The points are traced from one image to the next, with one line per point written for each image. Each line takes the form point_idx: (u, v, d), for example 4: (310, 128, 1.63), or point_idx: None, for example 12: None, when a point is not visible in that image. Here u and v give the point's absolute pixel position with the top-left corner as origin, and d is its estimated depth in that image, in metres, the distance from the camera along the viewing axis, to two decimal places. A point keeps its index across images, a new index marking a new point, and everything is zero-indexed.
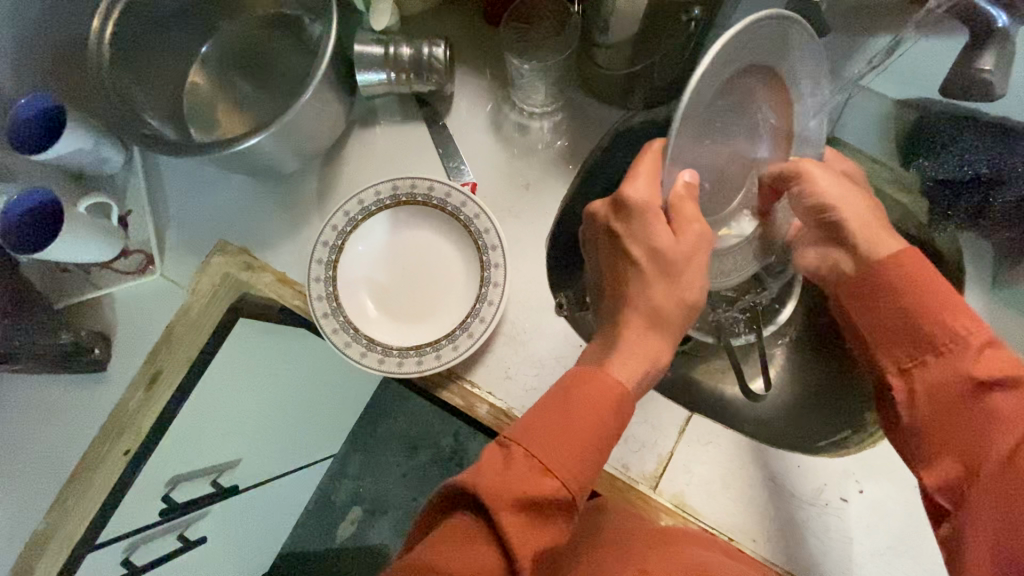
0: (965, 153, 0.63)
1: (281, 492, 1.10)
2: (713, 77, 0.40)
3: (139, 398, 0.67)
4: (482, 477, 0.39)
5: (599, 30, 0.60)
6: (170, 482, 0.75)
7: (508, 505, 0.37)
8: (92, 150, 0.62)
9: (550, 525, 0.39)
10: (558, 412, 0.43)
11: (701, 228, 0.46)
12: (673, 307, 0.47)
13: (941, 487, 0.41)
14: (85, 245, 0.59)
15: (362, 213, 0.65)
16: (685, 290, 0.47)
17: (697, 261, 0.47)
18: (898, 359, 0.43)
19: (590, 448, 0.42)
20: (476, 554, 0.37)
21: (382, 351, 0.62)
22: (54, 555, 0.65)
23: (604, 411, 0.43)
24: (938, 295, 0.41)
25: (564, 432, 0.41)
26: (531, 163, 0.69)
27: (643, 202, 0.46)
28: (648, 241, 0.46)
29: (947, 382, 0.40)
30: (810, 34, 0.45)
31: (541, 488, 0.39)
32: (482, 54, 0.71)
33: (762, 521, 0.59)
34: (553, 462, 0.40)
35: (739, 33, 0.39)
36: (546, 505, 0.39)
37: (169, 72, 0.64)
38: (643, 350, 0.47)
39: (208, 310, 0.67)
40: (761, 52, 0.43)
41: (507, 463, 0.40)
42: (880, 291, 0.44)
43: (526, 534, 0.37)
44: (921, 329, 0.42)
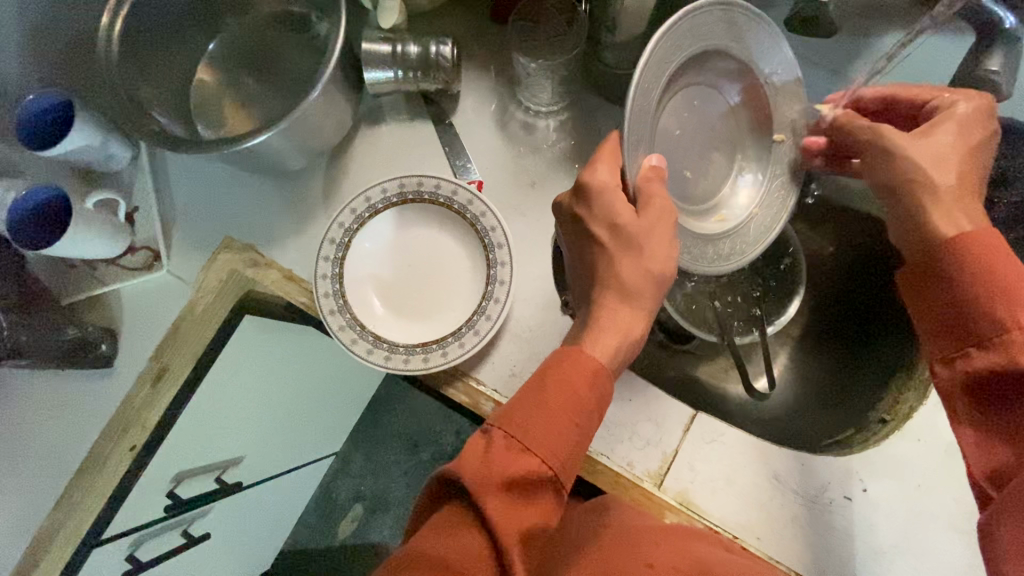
0: None
1: (283, 489, 1.10)
2: (666, 57, 0.48)
3: (145, 394, 0.67)
4: (465, 464, 0.44)
5: (607, 30, 0.62)
6: (174, 478, 0.75)
7: (492, 488, 0.42)
8: (100, 146, 0.62)
9: (531, 499, 0.44)
10: (532, 396, 0.47)
11: (662, 203, 0.49)
12: (641, 280, 0.49)
13: (987, 471, 0.44)
14: (92, 240, 0.59)
15: (369, 210, 0.65)
16: (650, 260, 0.49)
17: (659, 231, 0.49)
18: (944, 352, 0.46)
19: (566, 426, 0.46)
20: (465, 535, 0.42)
21: (388, 348, 0.62)
22: (59, 550, 0.65)
23: (577, 387, 0.47)
24: (1003, 283, 0.42)
25: (539, 414, 0.46)
26: (537, 161, 0.69)
27: (604, 187, 0.50)
28: (609, 218, 0.50)
29: (989, 374, 0.42)
30: (758, 20, 0.53)
31: (520, 466, 0.44)
32: (488, 53, 0.71)
33: (766, 519, 0.59)
34: (529, 441, 0.45)
35: (683, 18, 0.47)
36: (529, 481, 0.44)
37: (177, 70, 0.65)
38: (617, 324, 0.49)
39: (215, 306, 0.68)
40: (713, 36, 0.51)
41: (488, 448, 0.45)
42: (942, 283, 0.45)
43: (510, 512, 0.42)
44: (969, 319, 0.44)
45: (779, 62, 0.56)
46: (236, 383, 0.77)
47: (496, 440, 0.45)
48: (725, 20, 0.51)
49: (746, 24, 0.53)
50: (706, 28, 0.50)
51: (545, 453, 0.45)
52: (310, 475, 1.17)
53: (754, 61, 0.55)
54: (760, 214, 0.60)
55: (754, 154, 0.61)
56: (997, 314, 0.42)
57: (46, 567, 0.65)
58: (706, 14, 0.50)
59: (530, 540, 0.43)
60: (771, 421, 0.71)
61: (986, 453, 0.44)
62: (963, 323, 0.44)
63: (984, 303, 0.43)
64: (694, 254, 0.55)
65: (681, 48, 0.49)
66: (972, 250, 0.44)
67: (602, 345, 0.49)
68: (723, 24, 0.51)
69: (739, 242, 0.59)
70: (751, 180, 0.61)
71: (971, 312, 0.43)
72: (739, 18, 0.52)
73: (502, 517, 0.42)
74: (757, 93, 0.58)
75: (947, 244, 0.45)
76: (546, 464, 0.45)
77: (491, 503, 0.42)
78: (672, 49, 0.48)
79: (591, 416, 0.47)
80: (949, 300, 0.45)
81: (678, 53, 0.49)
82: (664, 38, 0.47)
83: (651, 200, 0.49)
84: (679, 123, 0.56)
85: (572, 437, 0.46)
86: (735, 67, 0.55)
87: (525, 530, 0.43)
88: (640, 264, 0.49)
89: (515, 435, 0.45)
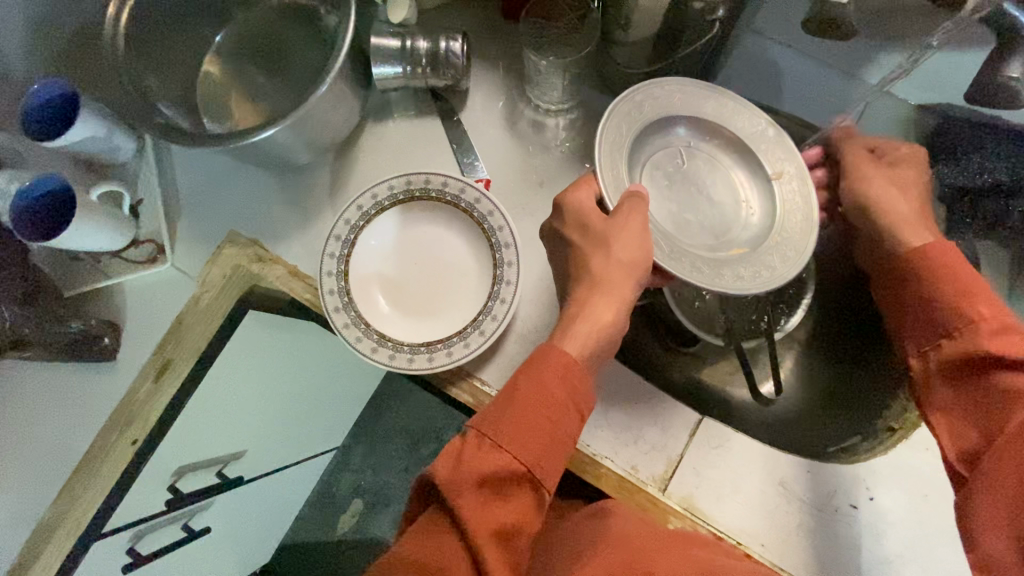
0: (985, 160, 0.64)
1: (284, 485, 1.10)
2: (624, 121, 0.55)
3: (149, 387, 0.66)
4: (439, 466, 0.42)
5: (620, 28, 0.61)
6: (176, 473, 0.75)
7: (467, 489, 0.41)
8: (105, 138, 0.62)
9: (510, 500, 0.42)
10: (505, 395, 0.45)
11: (636, 206, 0.50)
12: (615, 271, 0.50)
13: (959, 453, 0.48)
14: (97, 230, 0.59)
15: (376, 207, 0.64)
16: (620, 254, 0.50)
17: (630, 230, 0.50)
18: (921, 346, 0.52)
19: (543, 423, 0.44)
20: (444, 540, 0.40)
21: (392, 346, 0.61)
22: (61, 543, 0.65)
23: (551, 382, 0.45)
24: (962, 285, 0.50)
25: (512, 411, 0.44)
26: (546, 160, 0.68)
27: (576, 199, 0.52)
28: (580, 222, 0.52)
29: (956, 360, 0.49)
30: (710, 88, 0.59)
31: (496, 465, 0.42)
32: (497, 49, 0.70)
33: (770, 525, 0.59)
34: (504, 438, 0.43)
35: (631, 93, 0.56)
36: (505, 480, 0.42)
37: (182, 60, 0.64)
38: (591, 315, 0.49)
39: (219, 300, 0.67)
40: (669, 105, 0.58)
41: (463, 450, 0.43)
42: (916, 288, 0.53)
43: (486, 510, 0.41)
44: (937, 314, 0.50)
45: (751, 115, 0.59)
46: (239, 377, 0.77)
47: (471, 440, 0.43)
48: (682, 91, 0.58)
49: (702, 90, 0.58)
50: (664, 98, 0.57)
51: (520, 450, 0.43)
52: (311, 470, 1.17)
53: (722, 118, 0.59)
54: (782, 241, 0.55)
55: (763, 198, 0.59)
56: (963, 308, 0.48)
57: (48, 559, 0.65)
58: (661, 88, 0.57)
59: (507, 538, 0.41)
60: (780, 426, 0.69)
61: (958, 433, 0.48)
62: (935, 319, 0.50)
63: (949, 299, 0.50)
64: (703, 271, 0.52)
65: (643, 112, 0.56)
66: (935, 261, 0.52)
67: (573, 338, 0.48)
68: (681, 92, 0.58)
69: (761, 266, 0.53)
70: (760, 219, 0.58)
71: (942, 307, 0.50)
72: (697, 86, 0.58)
73: (478, 516, 0.41)
74: (739, 145, 0.59)
75: (912, 257, 0.54)
76: (520, 461, 0.43)
77: (466, 503, 0.41)
78: (632, 113, 0.55)
79: (568, 412, 0.45)
80: (922, 302, 0.52)
81: (640, 115, 0.56)
82: (619, 105, 0.55)
83: (622, 205, 0.50)
84: (666, 178, 0.60)
85: (547, 433, 0.44)
86: (704, 129, 0.60)
87: (504, 530, 0.41)
88: (611, 259, 0.50)
89: (488, 433, 0.43)
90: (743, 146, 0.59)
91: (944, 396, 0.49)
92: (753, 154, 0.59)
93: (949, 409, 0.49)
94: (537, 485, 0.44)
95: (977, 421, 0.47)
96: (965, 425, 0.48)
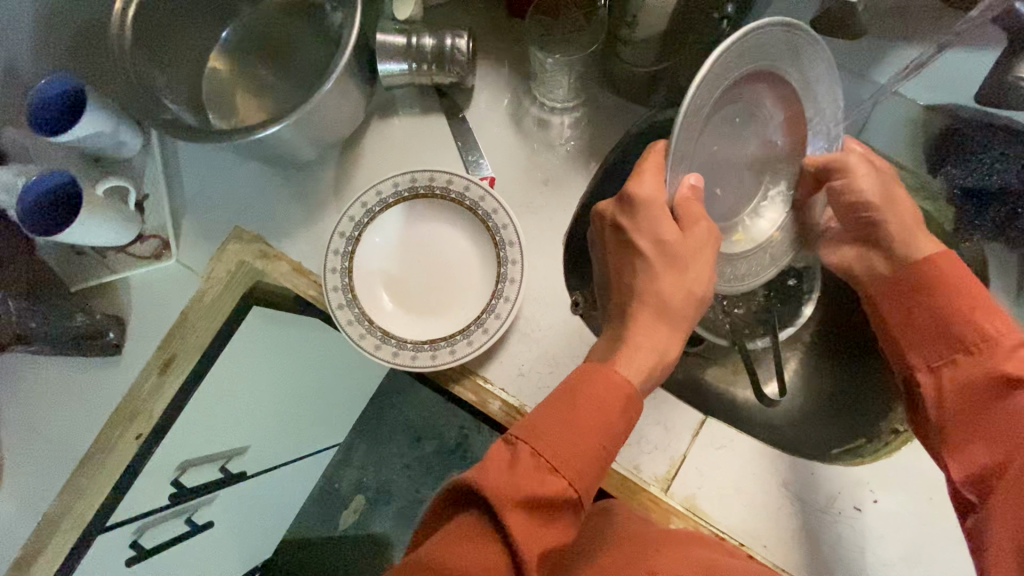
0: (992, 161, 0.63)
1: (286, 481, 1.10)
2: (723, 71, 0.44)
3: (153, 382, 0.66)
4: (489, 475, 0.40)
5: (627, 27, 0.60)
6: (181, 466, 0.76)
7: (516, 506, 0.39)
8: (111, 133, 0.61)
9: (558, 524, 0.41)
10: (560, 414, 0.44)
11: (707, 225, 0.48)
12: (682, 299, 0.48)
13: (967, 476, 0.45)
14: (101, 225, 0.59)
15: (380, 204, 0.64)
16: (693, 282, 0.48)
17: (704, 255, 0.48)
18: (930, 360, 0.49)
19: (595, 448, 0.43)
20: (486, 556, 0.38)
21: (396, 343, 0.61)
22: (67, 534, 0.65)
23: (609, 409, 0.44)
24: (969, 298, 0.48)
25: (566, 431, 0.43)
26: (550, 159, 0.68)
27: (652, 202, 0.48)
28: (653, 233, 0.49)
29: (975, 379, 0.46)
30: (813, 39, 0.49)
31: (549, 488, 0.40)
32: (503, 46, 0.70)
33: (774, 527, 0.59)
34: (559, 460, 0.42)
35: (749, 33, 0.43)
36: (555, 504, 0.41)
37: (191, 57, 0.64)
38: (652, 343, 0.48)
39: (223, 296, 0.68)
40: (769, 55, 0.47)
41: (514, 464, 0.41)
42: (920, 299, 0.50)
43: (538, 533, 0.39)
44: (952, 329, 0.48)
45: (820, 83, 0.53)
46: (243, 372, 0.77)
47: (524, 455, 0.42)
48: (785, 41, 0.48)
49: (801, 45, 0.49)
50: (766, 47, 0.47)
51: (571, 474, 0.42)
52: (314, 465, 1.18)
53: (799, 85, 0.52)
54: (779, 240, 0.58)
55: (785, 178, 0.57)
56: (980, 322, 0.46)
57: (53, 550, 0.65)
58: (768, 35, 0.46)
59: (546, 561, 0.39)
60: (783, 426, 0.68)
61: (969, 455, 0.45)
62: (950, 333, 0.48)
63: (961, 311, 0.47)
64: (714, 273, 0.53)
65: (741, 63, 0.45)
66: (945, 272, 0.49)
67: (635, 365, 0.47)
68: (784, 45, 0.48)
69: (755, 264, 0.57)
70: (775, 199, 0.57)
71: (955, 321, 0.48)
72: (798, 37, 0.48)
73: (529, 536, 0.39)
74: (795, 113, 0.54)
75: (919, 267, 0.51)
76: (572, 486, 0.42)
77: (515, 521, 0.38)
78: (730, 67, 0.45)
79: (619, 439, 0.45)
80: (933, 313, 0.49)
81: (736, 70, 0.45)
82: (724, 58, 0.43)
83: (697, 222, 0.48)
84: (720, 139, 0.51)
85: (599, 461, 0.43)
86: (780, 88, 0.52)
87: (548, 553, 0.39)
88: (685, 280, 0.48)
89: (544, 452, 0.42)
90: (797, 117, 0.55)
91: (961, 423, 0.46)
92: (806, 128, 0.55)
93: (966, 431, 0.46)
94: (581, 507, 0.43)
95: (993, 445, 0.44)
96: (977, 446, 0.45)
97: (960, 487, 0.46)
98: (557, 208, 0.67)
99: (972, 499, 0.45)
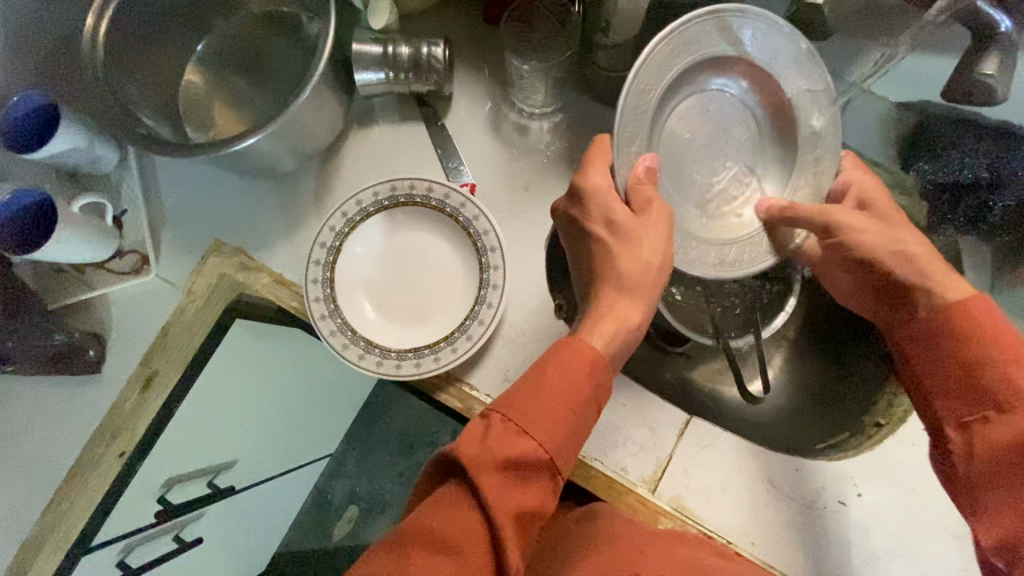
0: (964, 157, 0.64)
1: (277, 494, 1.09)
2: (656, 70, 0.49)
3: (135, 399, 0.66)
4: (463, 444, 0.40)
5: (601, 33, 0.60)
6: (166, 484, 0.74)
7: (490, 470, 0.39)
8: (87, 149, 0.61)
9: (531, 486, 0.40)
10: (530, 382, 0.43)
11: (660, 202, 0.49)
12: (642, 272, 0.48)
13: (996, 542, 0.44)
14: (78, 244, 0.58)
15: (361, 214, 0.64)
16: (650, 253, 0.48)
17: (659, 229, 0.49)
18: (962, 414, 0.47)
19: (566, 414, 0.42)
20: (462, 519, 0.38)
21: (379, 353, 0.61)
22: (50, 556, 0.64)
23: (577, 376, 0.44)
24: (1017, 358, 0.44)
25: (537, 398, 0.42)
26: (531, 164, 0.68)
27: (597, 190, 0.50)
28: (605, 216, 0.50)
29: (1003, 440, 0.44)
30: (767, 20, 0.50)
31: (519, 450, 0.40)
32: (481, 53, 0.70)
33: (759, 525, 0.59)
34: (529, 424, 0.41)
35: (667, 36, 0.48)
36: (526, 467, 0.40)
37: (168, 72, 0.64)
38: (616, 313, 0.48)
39: (205, 311, 0.67)
40: (710, 45, 0.50)
41: (486, 432, 0.41)
42: (952, 352, 0.47)
43: (509, 493, 0.39)
44: (983, 384, 0.45)
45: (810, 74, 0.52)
46: (226, 385, 0.76)
47: (495, 423, 0.41)
48: (721, 31, 0.50)
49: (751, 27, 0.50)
50: (698, 40, 0.50)
51: (542, 438, 0.41)
52: (306, 477, 1.17)
53: (761, 61, 0.52)
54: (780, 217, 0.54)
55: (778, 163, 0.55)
56: (1012, 379, 0.44)
57: None
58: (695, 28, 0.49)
59: (523, 522, 0.39)
60: (769, 424, 0.69)
61: (998, 519, 0.44)
62: (983, 390, 0.45)
63: (999, 368, 0.44)
64: (690, 255, 0.53)
65: (676, 55, 0.49)
66: (978, 320, 0.46)
67: (598, 334, 0.46)
68: (719, 34, 0.50)
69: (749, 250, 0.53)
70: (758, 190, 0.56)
71: (986, 376, 0.45)
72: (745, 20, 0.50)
73: (501, 496, 0.38)
74: (773, 93, 0.54)
75: (949, 313, 0.47)
76: (543, 448, 0.41)
77: (487, 482, 0.38)
78: (648, 83, 0.49)
79: (588, 405, 0.44)
80: (961, 364, 0.46)
81: (670, 67, 0.49)
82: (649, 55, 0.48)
83: (650, 201, 0.49)
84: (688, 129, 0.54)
85: (569, 424, 0.42)
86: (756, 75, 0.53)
87: (521, 515, 0.39)
88: (640, 255, 0.48)
89: (514, 417, 0.41)
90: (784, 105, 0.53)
91: (989, 477, 0.45)
92: (788, 106, 0.53)
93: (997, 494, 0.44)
94: (554, 473, 0.42)
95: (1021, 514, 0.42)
96: (1006, 512, 0.43)
97: (986, 551, 0.44)
98: (540, 213, 0.67)
99: (999, 566, 0.44)
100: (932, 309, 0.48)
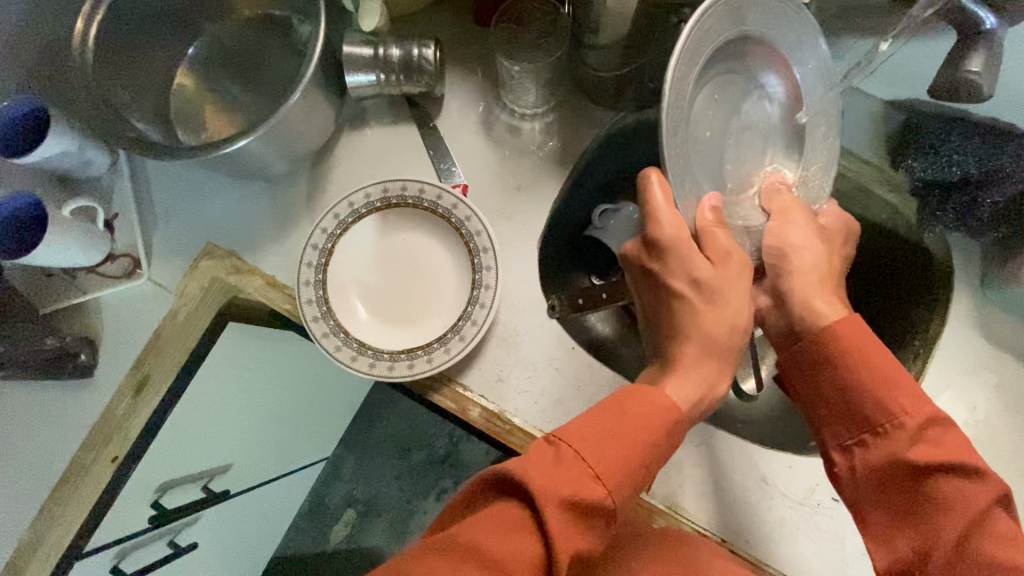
0: (953, 153, 0.63)
1: (273, 497, 1.09)
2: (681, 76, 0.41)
3: (127, 404, 0.66)
4: (531, 469, 0.35)
5: (591, 32, 0.60)
6: (160, 489, 0.72)
7: (558, 504, 0.34)
8: (78, 153, 0.61)
9: (590, 532, 0.36)
10: (604, 421, 0.39)
11: (741, 255, 0.46)
12: (726, 331, 0.46)
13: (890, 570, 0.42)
14: (70, 247, 0.58)
15: (352, 215, 0.64)
16: (736, 313, 0.45)
17: (740, 285, 0.46)
18: (841, 439, 0.44)
19: (639, 467, 0.38)
20: (521, 545, 0.33)
21: (372, 355, 0.61)
22: (43, 563, 0.64)
23: (653, 425, 0.40)
24: (889, 376, 0.43)
25: (608, 438, 0.38)
26: (523, 163, 0.68)
27: (675, 243, 0.46)
28: (686, 272, 0.46)
29: (885, 465, 0.42)
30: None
31: (590, 493, 0.35)
32: (471, 54, 0.70)
33: (752, 522, 0.59)
34: (602, 466, 0.37)
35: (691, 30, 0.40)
36: (591, 511, 0.36)
37: (157, 74, 0.64)
38: (698, 373, 0.45)
39: (197, 313, 0.68)
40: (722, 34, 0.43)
41: (557, 461, 0.36)
42: (831, 373, 0.44)
43: (572, 533, 0.34)
44: (860, 407, 0.43)
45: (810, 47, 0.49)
46: (221, 389, 0.76)
47: (565, 453, 0.37)
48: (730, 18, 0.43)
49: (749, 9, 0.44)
50: (711, 34, 0.42)
51: (610, 483, 0.37)
52: (302, 481, 1.17)
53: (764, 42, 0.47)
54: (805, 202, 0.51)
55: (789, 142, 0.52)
56: (884, 400, 0.42)
57: None
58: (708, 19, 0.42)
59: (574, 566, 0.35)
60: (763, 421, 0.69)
61: (892, 548, 0.42)
62: (859, 412, 0.43)
63: (873, 390, 0.43)
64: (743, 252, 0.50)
65: (696, 61, 0.42)
66: (844, 337, 0.44)
67: (676, 388, 0.44)
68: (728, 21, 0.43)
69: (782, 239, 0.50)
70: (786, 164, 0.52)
71: (863, 399, 0.43)
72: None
73: (564, 533, 0.34)
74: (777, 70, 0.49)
75: (822, 336, 0.45)
76: (609, 495, 0.37)
77: (554, 517, 0.34)
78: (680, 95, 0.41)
79: (658, 462, 0.40)
80: (838, 387, 0.44)
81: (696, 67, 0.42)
82: (680, 58, 0.40)
83: (730, 253, 0.46)
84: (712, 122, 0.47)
85: (639, 476, 0.38)
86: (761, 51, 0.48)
87: (576, 558, 0.35)
88: (724, 313, 0.45)
89: (586, 454, 0.37)
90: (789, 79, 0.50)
91: (875, 505, 0.43)
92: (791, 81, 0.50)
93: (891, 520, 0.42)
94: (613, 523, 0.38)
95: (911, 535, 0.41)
96: (895, 535, 0.42)
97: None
98: (533, 212, 0.67)
99: None
100: (811, 331, 0.46)
